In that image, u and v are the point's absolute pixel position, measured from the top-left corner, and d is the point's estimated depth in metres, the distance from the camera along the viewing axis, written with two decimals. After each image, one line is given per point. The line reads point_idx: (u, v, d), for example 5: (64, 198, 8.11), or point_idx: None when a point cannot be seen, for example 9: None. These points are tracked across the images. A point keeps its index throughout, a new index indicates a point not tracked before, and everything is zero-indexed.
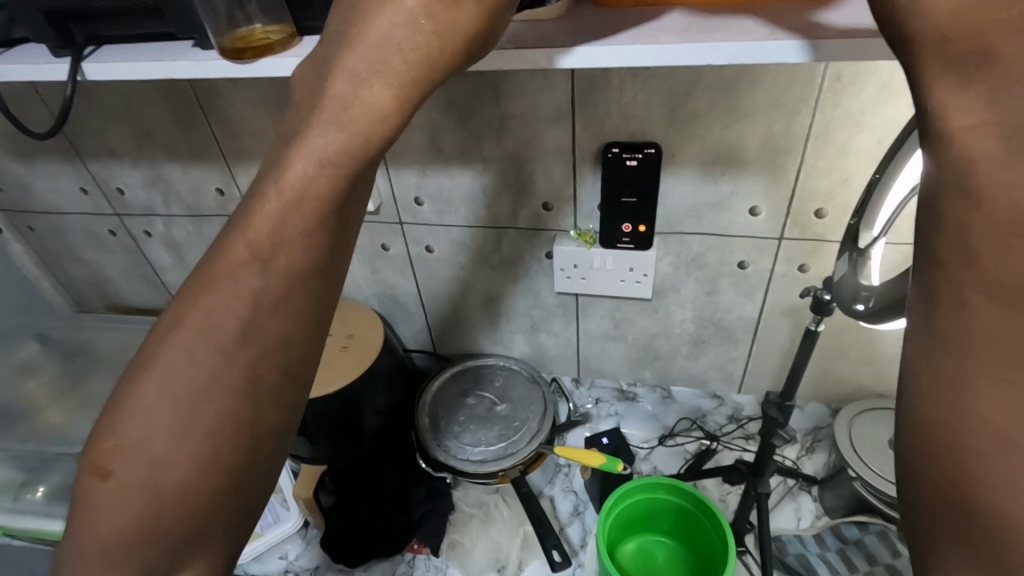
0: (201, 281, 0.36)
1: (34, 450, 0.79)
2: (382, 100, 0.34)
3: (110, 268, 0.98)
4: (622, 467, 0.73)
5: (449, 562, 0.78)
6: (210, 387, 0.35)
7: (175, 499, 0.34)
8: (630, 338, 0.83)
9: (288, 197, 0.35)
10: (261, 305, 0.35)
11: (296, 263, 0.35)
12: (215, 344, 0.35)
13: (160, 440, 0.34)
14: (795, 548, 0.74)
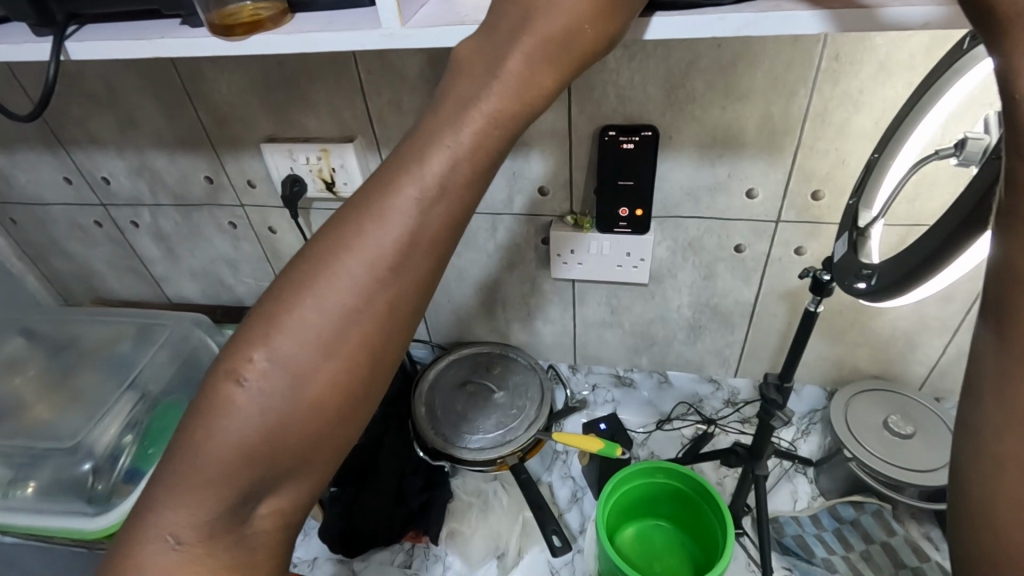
0: (368, 195, 0.29)
1: (23, 447, 0.77)
2: (543, 81, 0.31)
3: (97, 261, 0.96)
4: (620, 452, 0.74)
5: (447, 550, 0.78)
6: (328, 359, 0.28)
7: (293, 441, 0.28)
8: (627, 325, 0.83)
9: (475, 127, 0.29)
10: (425, 242, 0.29)
11: (445, 235, 0.30)
12: (371, 276, 0.29)
13: (293, 371, 0.28)
14: (792, 529, 0.74)
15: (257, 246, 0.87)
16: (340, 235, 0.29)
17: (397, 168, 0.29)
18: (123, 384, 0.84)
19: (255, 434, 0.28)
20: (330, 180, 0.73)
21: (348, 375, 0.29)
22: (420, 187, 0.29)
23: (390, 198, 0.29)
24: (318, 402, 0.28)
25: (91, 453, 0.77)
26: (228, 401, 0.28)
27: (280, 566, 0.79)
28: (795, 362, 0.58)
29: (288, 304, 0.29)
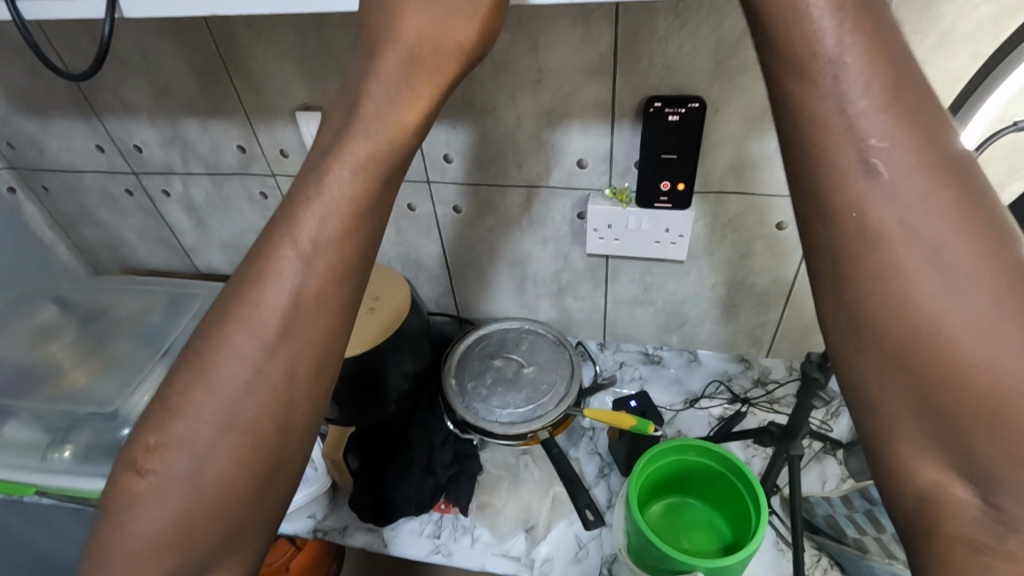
0: (248, 276, 0.37)
1: (63, 411, 0.79)
2: (406, 123, 0.38)
3: (127, 230, 0.96)
4: (653, 429, 0.74)
5: (476, 522, 0.79)
6: (233, 416, 0.35)
7: (208, 510, 0.35)
8: (659, 302, 0.82)
9: (338, 187, 0.37)
10: (307, 301, 0.37)
11: (326, 288, 0.37)
12: (258, 344, 0.36)
13: (195, 450, 0.35)
14: (823, 509, 0.74)
15: None
16: (220, 333, 0.36)
17: (262, 265, 0.37)
18: (158, 352, 0.84)
19: (173, 513, 0.34)
20: None
21: (249, 439, 0.35)
22: (291, 275, 0.36)
23: (266, 289, 0.36)
24: (230, 463, 0.35)
25: (128, 419, 0.78)
26: (138, 490, 0.35)
27: (312, 533, 0.81)
28: (841, 339, 0.57)
29: (183, 396, 0.36)
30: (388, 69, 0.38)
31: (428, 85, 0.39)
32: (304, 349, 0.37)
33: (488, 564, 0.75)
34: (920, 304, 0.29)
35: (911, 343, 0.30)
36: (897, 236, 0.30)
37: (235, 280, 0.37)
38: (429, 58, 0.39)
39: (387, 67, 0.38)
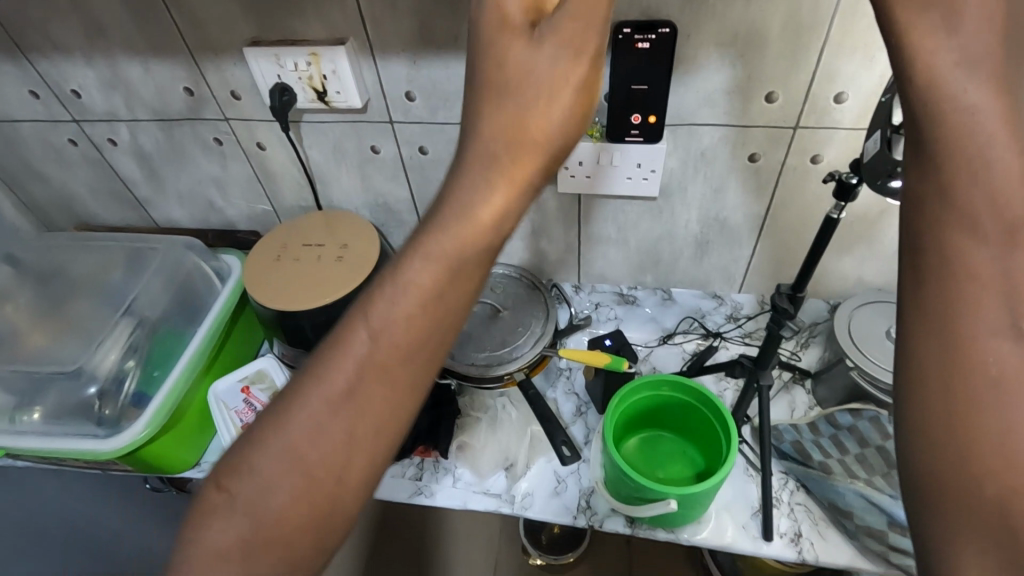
0: (344, 324, 0.38)
1: (30, 372, 0.77)
2: (510, 192, 0.37)
3: (75, 184, 0.91)
4: (627, 366, 0.75)
5: (457, 463, 0.80)
6: (310, 460, 0.36)
7: (277, 545, 0.36)
8: (632, 242, 0.81)
9: (434, 248, 0.37)
10: (394, 357, 0.37)
11: (408, 348, 0.37)
12: (345, 394, 0.37)
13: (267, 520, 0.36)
14: (791, 436, 0.77)
15: (246, 165, 0.82)
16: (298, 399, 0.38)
17: (340, 337, 0.38)
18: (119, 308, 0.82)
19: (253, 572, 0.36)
20: (322, 89, 0.68)
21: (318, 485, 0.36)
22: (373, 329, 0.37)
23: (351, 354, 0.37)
24: (296, 508, 0.36)
25: (96, 379, 0.76)
26: (210, 511, 0.37)
27: None
28: (811, 270, 0.57)
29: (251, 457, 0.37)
30: (506, 128, 0.36)
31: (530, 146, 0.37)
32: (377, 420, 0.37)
33: (470, 503, 0.78)
34: (981, 350, 0.32)
35: (967, 377, 0.32)
36: (987, 291, 0.32)
37: (336, 326, 0.39)
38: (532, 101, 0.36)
39: (503, 126, 0.36)
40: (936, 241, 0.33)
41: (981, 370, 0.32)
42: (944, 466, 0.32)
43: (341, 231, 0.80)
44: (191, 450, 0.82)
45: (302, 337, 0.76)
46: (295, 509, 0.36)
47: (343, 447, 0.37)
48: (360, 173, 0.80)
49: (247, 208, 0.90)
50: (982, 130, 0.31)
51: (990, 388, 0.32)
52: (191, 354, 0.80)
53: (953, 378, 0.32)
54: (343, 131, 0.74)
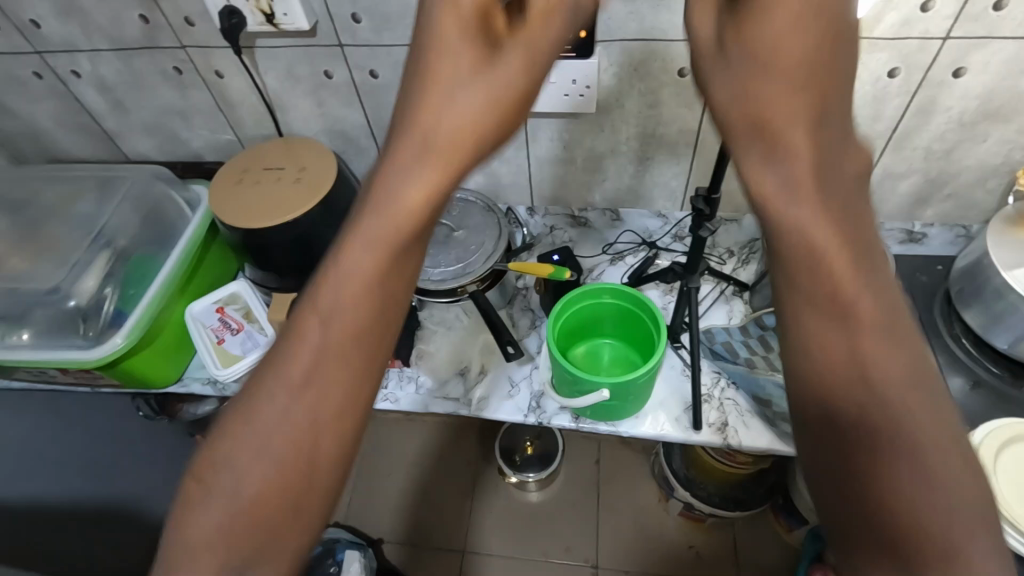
0: (320, 275, 0.48)
1: (15, 294, 0.83)
2: (419, 198, 0.47)
3: (43, 117, 0.94)
4: (569, 275, 0.81)
5: (419, 372, 0.87)
6: (311, 377, 0.46)
7: (297, 463, 0.45)
8: (579, 161, 0.86)
9: (427, 173, 0.47)
10: (360, 280, 0.47)
11: (367, 283, 0.47)
12: (346, 327, 0.47)
13: (302, 391, 0.46)
14: (722, 337, 0.84)
15: (206, 93, 0.86)
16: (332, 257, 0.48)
17: (318, 293, 0.47)
18: (91, 235, 0.86)
19: (306, 396, 0.46)
20: (269, 12, 0.70)
21: (340, 421, 0.46)
22: (368, 248, 0.47)
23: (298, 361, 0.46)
24: (298, 424, 0.45)
25: (80, 304, 0.82)
26: (192, 500, 0.45)
27: None
28: (722, 173, 0.62)
29: (334, 267, 0.47)
30: (415, 200, 0.47)
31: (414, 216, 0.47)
32: (407, 255, 0.49)
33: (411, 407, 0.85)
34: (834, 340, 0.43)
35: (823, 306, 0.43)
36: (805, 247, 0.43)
37: (305, 301, 0.48)
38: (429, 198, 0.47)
39: (415, 197, 0.47)
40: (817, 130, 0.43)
41: (835, 314, 0.43)
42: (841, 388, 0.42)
43: (301, 156, 0.84)
44: (174, 366, 0.89)
45: (269, 257, 0.81)
46: (282, 433, 0.45)
47: (324, 374, 0.46)
48: (316, 98, 0.83)
49: (212, 137, 0.93)
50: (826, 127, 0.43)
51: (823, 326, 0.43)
52: (164, 275, 0.85)
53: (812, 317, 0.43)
54: (295, 56, 0.77)
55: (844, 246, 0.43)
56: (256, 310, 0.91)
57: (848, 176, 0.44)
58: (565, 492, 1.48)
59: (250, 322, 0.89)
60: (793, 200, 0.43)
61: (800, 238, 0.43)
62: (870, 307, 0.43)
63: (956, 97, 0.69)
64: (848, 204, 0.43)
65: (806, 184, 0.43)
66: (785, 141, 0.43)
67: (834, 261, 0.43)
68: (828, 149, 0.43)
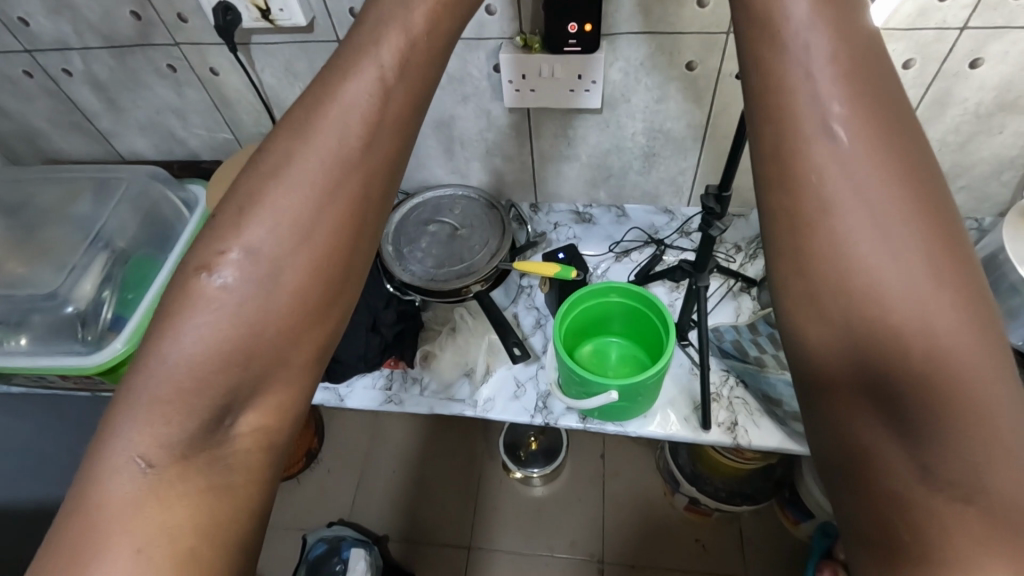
0: (294, 123, 0.38)
1: (12, 299, 0.81)
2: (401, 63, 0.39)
3: (35, 116, 0.92)
4: (575, 274, 0.79)
5: (424, 373, 0.86)
6: (286, 238, 0.36)
7: (259, 318, 0.36)
8: (583, 157, 0.84)
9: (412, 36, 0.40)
10: (349, 136, 0.38)
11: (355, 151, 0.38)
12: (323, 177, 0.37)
13: (221, 340, 0.35)
14: (731, 335, 0.83)
15: (202, 91, 0.84)
16: (259, 173, 0.37)
17: (293, 146, 0.37)
18: (88, 237, 0.84)
19: (229, 340, 0.35)
20: (265, 8, 0.68)
21: (307, 309, 0.37)
22: (354, 109, 0.38)
23: (258, 231, 0.36)
24: (265, 314, 0.36)
25: (80, 309, 0.80)
26: (134, 387, 0.34)
27: None
28: (734, 169, 0.60)
29: (295, 152, 0.37)
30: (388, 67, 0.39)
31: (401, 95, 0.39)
32: (378, 183, 0.39)
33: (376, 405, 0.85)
34: (868, 275, 0.34)
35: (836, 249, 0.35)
36: (852, 202, 0.35)
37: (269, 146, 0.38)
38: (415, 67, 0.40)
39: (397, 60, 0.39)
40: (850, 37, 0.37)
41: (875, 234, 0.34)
42: (895, 325, 0.33)
43: None
44: None
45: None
46: (241, 322, 0.35)
47: (298, 248, 0.37)
48: None
49: (209, 136, 0.91)
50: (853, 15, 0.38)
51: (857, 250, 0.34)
52: (164, 276, 0.84)
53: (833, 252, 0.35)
54: (292, 52, 0.75)
55: (887, 182, 0.34)
56: None
57: (881, 94, 0.36)
58: (569, 488, 1.48)
59: None
60: (830, 137, 0.35)
61: (821, 157, 0.35)
62: (932, 260, 0.33)
63: (972, 89, 0.67)
64: (896, 128, 0.36)
65: (862, 126, 0.35)
66: (782, 37, 0.37)
67: (882, 210, 0.34)
68: (843, 44, 0.37)
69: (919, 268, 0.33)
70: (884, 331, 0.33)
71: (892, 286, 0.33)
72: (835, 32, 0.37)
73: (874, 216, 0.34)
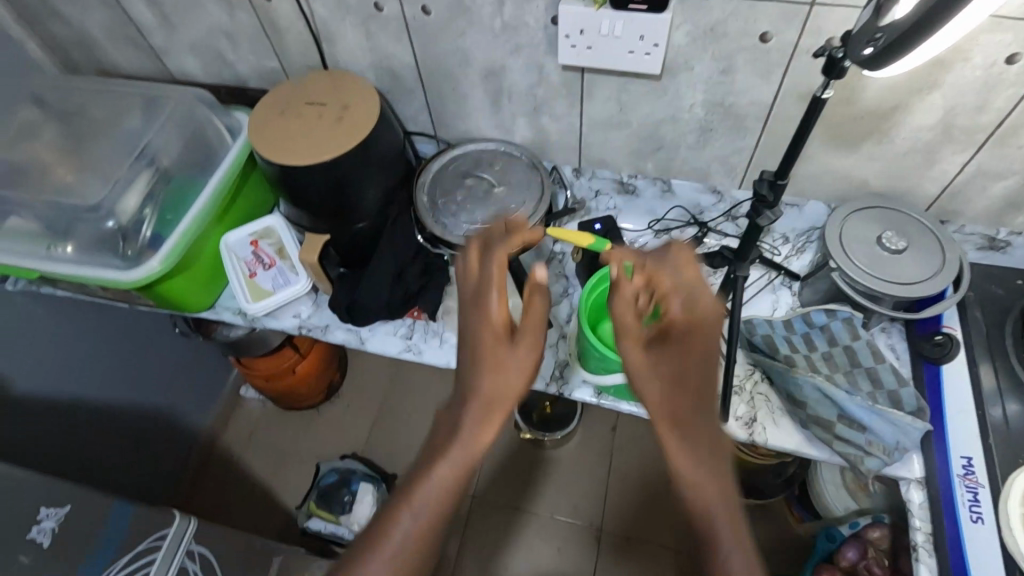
0: (429, 444, 0.51)
1: (59, 205, 0.84)
2: (499, 311, 0.52)
3: (91, 27, 0.92)
4: (609, 248, 0.76)
5: (445, 328, 0.87)
6: (438, 508, 0.48)
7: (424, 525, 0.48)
8: (634, 125, 0.79)
9: (503, 316, 0.52)
10: (494, 394, 0.50)
11: (497, 346, 0.51)
12: (475, 408, 0.50)
13: (426, 531, 0.48)
14: (763, 329, 0.78)
15: (252, 16, 0.82)
16: (422, 472, 0.49)
17: (407, 489, 0.49)
18: (135, 152, 0.86)
19: (414, 543, 0.48)
20: None
21: (461, 468, 0.49)
22: (481, 329, 0.52)
23: (405, 521, 0.48)
24: (433, 508, 0.48)
25: (123, 223, 0.82)
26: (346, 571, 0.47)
27: (298, 330, 0.89)
28: (795, 154, 0.56)
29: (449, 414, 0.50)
30: (526, 327, 0.52)
31: (495, 332, 0.52)
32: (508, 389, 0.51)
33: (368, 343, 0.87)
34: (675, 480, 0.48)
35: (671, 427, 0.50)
36: (655, 384, 0.50)
37: (405, 479, 0.50)
38: (497, 326, 0.52)
39: (516, 360, 0.51)
40: (683, 289, 0.53)
41: (685, 445, 0.48)
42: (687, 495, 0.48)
43: (344, 94, 0.80)
44: (207, 293, 0.90)
45: (307, 195, 0.79)
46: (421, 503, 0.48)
47: (448, 484, 0.49)
48: (364, 31, 0.79)
49: (256, 63, 0.90)
50: (694, 295, 0.52)
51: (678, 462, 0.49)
52: (204, 202, 0.85)
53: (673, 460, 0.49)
54: None
55: (673, 391, 0.50)
56: (289, 248, 0.90)
57: (696, 335, 0.51)
58: (574, 457, 1.49)
59: (283, 260, 0.89)
60: (636, 383, 0.52)
61: (642, 371, 0.51)
62: (698, 404, 0.49)
63: None
64: (690, 357, 0.50)
65: (682, 354, 0.50)
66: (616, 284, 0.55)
67: (664, 385, 0.50)
68: (674, 273, 0.54)
69: (703, 419, 0.49)
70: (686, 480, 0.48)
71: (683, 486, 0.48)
72: (680, 282, 0.53)
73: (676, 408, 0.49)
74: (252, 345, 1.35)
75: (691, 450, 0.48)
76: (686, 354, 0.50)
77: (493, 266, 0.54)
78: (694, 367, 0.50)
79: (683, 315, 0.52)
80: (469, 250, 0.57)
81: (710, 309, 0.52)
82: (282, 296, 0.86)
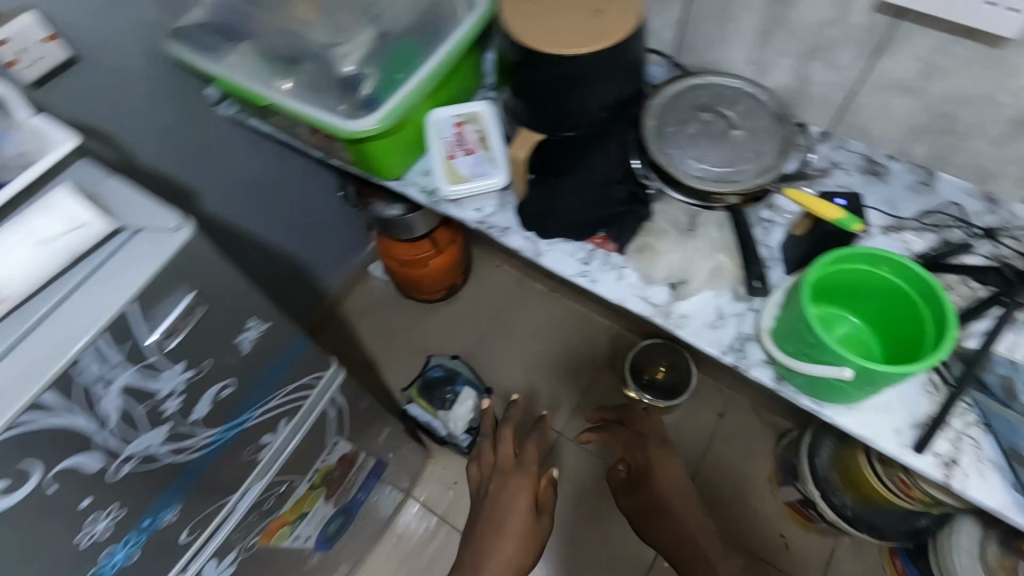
0: (488, 530, 0.90)
1: (294, 43, 0.85)
2: (531, 455, 0.98)
3: None
4: (857, 229, 0.67)
5: (627, 264, 0.83)
6: (513, 559, 0.88)
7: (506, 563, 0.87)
8: (930, 96, 0.68)
9: (533, 465, 0.98)
10: (523, 507, 0.92)
11: (529, 472, 0.97)
12: (523, 515, 0.91)
13: (508, 562, 0.87)
14: (1003, 371, 0.67)
15: None
16: (490, 548, 0.88)
17: (498, 532, 0.90)
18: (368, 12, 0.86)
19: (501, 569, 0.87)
20: None
21: (524, 527, 0.90)
22: (522, 475, 0.96)
23: (494, 557, 0.87)
24: (509, 559, 0.87)
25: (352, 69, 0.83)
26: None
27: (477, 226, 0.89)
28: None
29: (501, 519, 0.91)
30: (519, 480, 0.95)
31: (529, 472, 0.97)
32: (530, 506, 0.93)
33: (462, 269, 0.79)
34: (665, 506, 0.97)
35: (668, 508, 0.97)
36: (664, 492, 0.98)
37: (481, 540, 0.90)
38: (530, 466, 0.97)
39: (521, 488, 0.94)
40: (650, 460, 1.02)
41: (680, 522, 0.95)
42: (679, 537, 0.95)
43: None
44: (406, 163, 0.92)
45: (535, 88, 0.76)
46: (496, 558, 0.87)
47: (513, 551, 0.88)
48: None
49: None
50: (647, 443, 1.03)
51: (678, 524, 0.95)
52: (428, 70, 0.83)
53: (675, 529, 0.95)
54: None
55: (674, 474, 0.99)
56: (492, 138, 0.87)
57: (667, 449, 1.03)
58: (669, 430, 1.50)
59: (484, 149, 0.86)
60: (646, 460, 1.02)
61: (655, 469, 1.00)
62: (682, 484, 0.98)
63: None
64: (683, 488, 0.99)
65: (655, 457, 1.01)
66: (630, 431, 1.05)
67: (664, 471, 1.00)
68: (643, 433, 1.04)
69: (681, 511, 0.96)
70: (670, 522, 0.95)
71: (678, 529, 0.95)
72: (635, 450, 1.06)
73: (660, 490, 0.98)
74: (399, 229, 1.39)
75: (682, 520, 0.95)
76: (670, 480, 0.99)
77: (528, 451, 0.99)
78: (661, 489, 0.99)
79: (652, 457, 1.01)
80: (487, 448, 1.04)
81: (660, 451, 1.02)
82: (477, 185, 0.84)
